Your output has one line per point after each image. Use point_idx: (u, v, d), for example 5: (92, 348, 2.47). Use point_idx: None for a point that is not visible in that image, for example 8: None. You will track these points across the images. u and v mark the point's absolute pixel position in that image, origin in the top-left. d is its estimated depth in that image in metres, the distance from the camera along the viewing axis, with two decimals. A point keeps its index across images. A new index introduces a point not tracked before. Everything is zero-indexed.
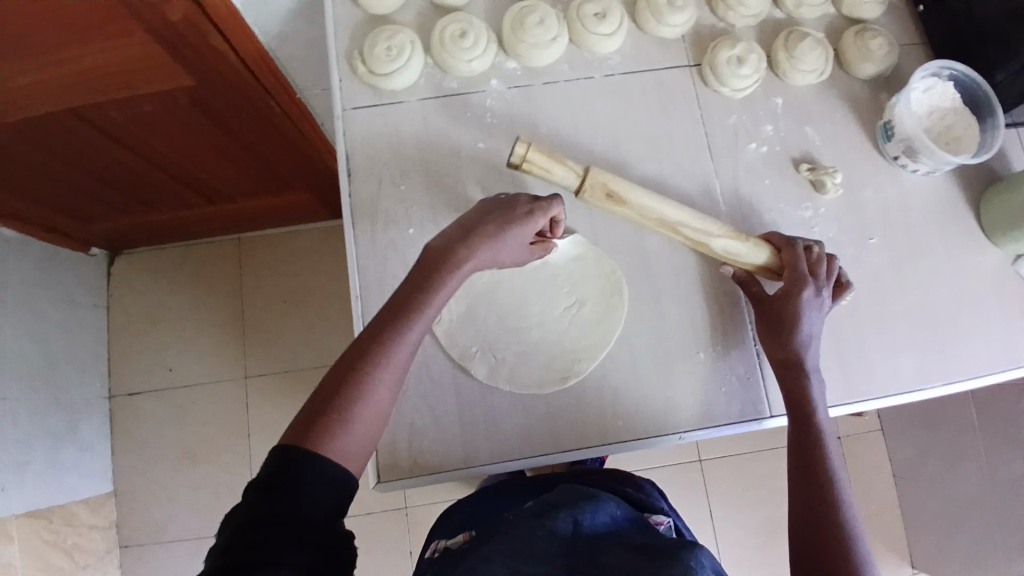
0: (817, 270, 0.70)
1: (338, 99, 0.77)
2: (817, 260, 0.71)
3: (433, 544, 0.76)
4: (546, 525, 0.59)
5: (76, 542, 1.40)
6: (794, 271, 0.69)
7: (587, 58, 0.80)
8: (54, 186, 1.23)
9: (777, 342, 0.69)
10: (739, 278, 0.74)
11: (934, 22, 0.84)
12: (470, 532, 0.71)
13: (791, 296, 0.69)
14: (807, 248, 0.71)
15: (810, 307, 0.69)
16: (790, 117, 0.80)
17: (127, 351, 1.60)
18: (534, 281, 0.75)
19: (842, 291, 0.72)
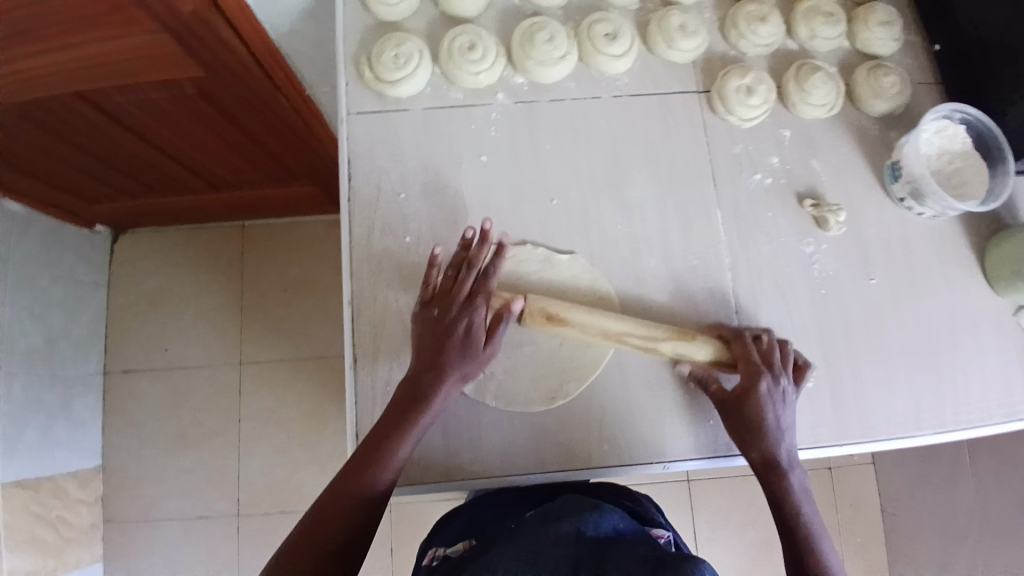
0: (771, 358, 0.69)
1: (343, 103, 0.77)
2: (768, 350, 0.70)
3: (428, 552, 0.74)
4: (550, 533, 0.58)
5: (62, 515, 1.40)
6: (746, 373, 0.68)
7: (596, 77, 0.79)
8: (61, 165, 1.23)
9: (749, 441, 0.68)
10: (697, 375, 0.71)
11: (948, 61, 0.83)
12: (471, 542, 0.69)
13: (749, 392, 0.67)
14: (756, 337, 0.71)
15: (771, 401, 0.68)
16: (797, 149, 0.80)
17: (125, 330, 1.61)
18: None
19: (805, 370, 0.71)
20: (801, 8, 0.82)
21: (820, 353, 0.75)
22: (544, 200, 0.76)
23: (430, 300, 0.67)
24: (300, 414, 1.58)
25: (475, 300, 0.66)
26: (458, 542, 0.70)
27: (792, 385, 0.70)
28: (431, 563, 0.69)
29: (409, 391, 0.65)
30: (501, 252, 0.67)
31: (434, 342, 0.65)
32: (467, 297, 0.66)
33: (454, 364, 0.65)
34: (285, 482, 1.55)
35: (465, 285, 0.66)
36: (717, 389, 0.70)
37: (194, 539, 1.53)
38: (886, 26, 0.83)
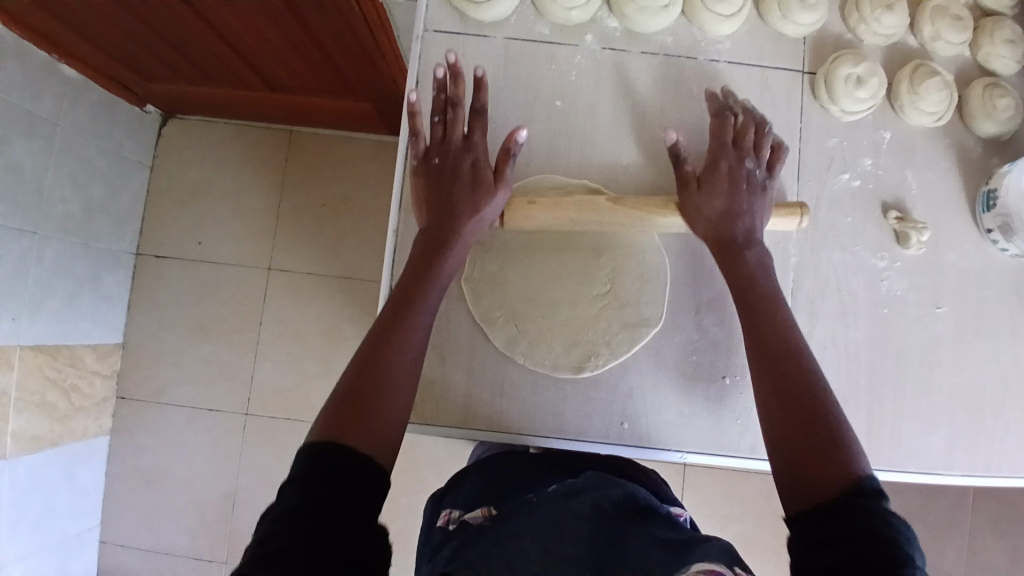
0: (743, 138, 0.66)
1: (421, 18, 0.72)
2: (746, 136, 0.67)
3: (443, 512, 0.73)
4: (574, 507, 0.59)
5: (75, 384, 1.45)
6: (720, 168, 0.65)
7: (695, 36, 0.72)
8: (122, 37, 1.21)
9: (727, 259, 0.64)
10: (676, 152, 0.66)
11: None
12: (489, 509, 0.65)
13: (720, 173, 0.65)
14: (736, 115, 0.68)
15: (749, 181, 0.65)
16: (894, 155, 0.73)
17: (162, 215, 1.62)
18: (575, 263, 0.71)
19: (781, 154, 0.67)
20: (930, 4, 0.74)
21: (867, 373, 0.71)
22: (612, 160, 0.71)
23: (431, 150, 0.66)
24: (317, 329, 1.60)
25: (472, 137, 0.67)
26: (476, 508, 0.65)
27: (769, 170, 0.67)
28: (448, 526, 0.68)
29: (431, 226, 0.65)
30: (483, 87, 0.66)
31: (439, 201, 0.65)
32: (466, 133, 0.66)
33: (469, 201, 0.64)
34: (292, 391, 1.58)
35: (456, 126, 0.66)
36: (689, 180, 0.65)
37: (198, 428, 1.58)
38: (1012, 44, 0.74)
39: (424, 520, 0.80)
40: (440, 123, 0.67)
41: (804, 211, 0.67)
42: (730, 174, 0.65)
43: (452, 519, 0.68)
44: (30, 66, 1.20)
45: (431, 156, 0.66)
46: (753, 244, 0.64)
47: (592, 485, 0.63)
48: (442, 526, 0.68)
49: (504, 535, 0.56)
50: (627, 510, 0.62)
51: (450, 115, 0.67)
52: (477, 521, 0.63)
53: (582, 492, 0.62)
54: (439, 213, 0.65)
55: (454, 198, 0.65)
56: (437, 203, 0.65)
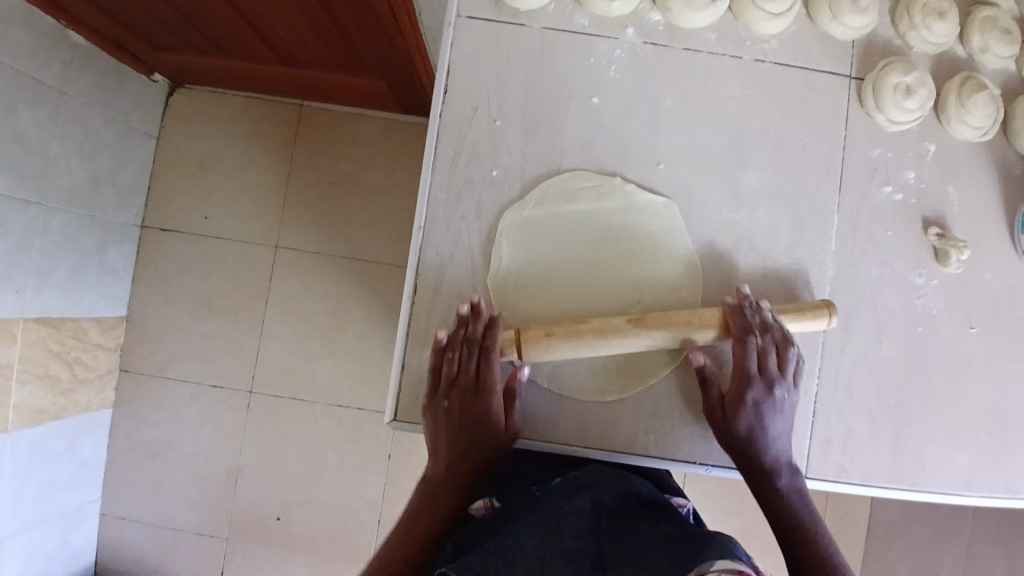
0: (766, 365, 0.63)
1: (455, 3, 0.69)
2: (762, 327, 0.63)
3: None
4: (574, 501, 0.58)
5: (79, 357, 1.43)
6: (740, 371, 0.63)
7: (740, 33, 0.69)
8: (131, 5, 1.16)
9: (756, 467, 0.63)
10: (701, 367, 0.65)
11: None
12: (492, 501, 0.68)
13: (732, 398, 0.63)
14: (763, 326, 0.63)
15: (766, 408, 0.63)
16: (937, 168, 0.71)
17: (168, 188, 1.59)
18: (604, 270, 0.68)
19: (796, 365, 0.63)
20: (980, 15, 0.71)
21: (896, 390, 0.70)
22: (649, 162, 0.69)
23: (447, 390, 0.64)
24: (322, 310, 1.58)
25: (480, 348, 0.63)
26: (478, 501, 0.69)
27: (791, 390, 0.64)
28: None
29: (459, 439, 0.64)
30: (493, 330, 0.63)
31: (461, 422, 0.64)
32: (474, 383, 0.63)
33: (484, 416, 0.63)
34: (297, 371, 1.57)
35: (468, 370, 0.64)
36: (703, 365, 0.64)
37: (202, 404, 1.57)
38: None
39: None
40: (453, 359, 0.64)
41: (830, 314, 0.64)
42: (743, 382, 0.63)
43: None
44: (38, 33, 1.16)
45: (437, 371, 0.64)
46: (767, 439, 0.63)
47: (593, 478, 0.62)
48: None
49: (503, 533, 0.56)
50: (629, 504, 0.61)
51: (461, 352, 0.64)
52: (480, 514, 0.66)
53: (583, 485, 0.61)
54: (444, 424, 0.64)
55: (453, 420, 0.64)
56: (458, 414, 0.64)
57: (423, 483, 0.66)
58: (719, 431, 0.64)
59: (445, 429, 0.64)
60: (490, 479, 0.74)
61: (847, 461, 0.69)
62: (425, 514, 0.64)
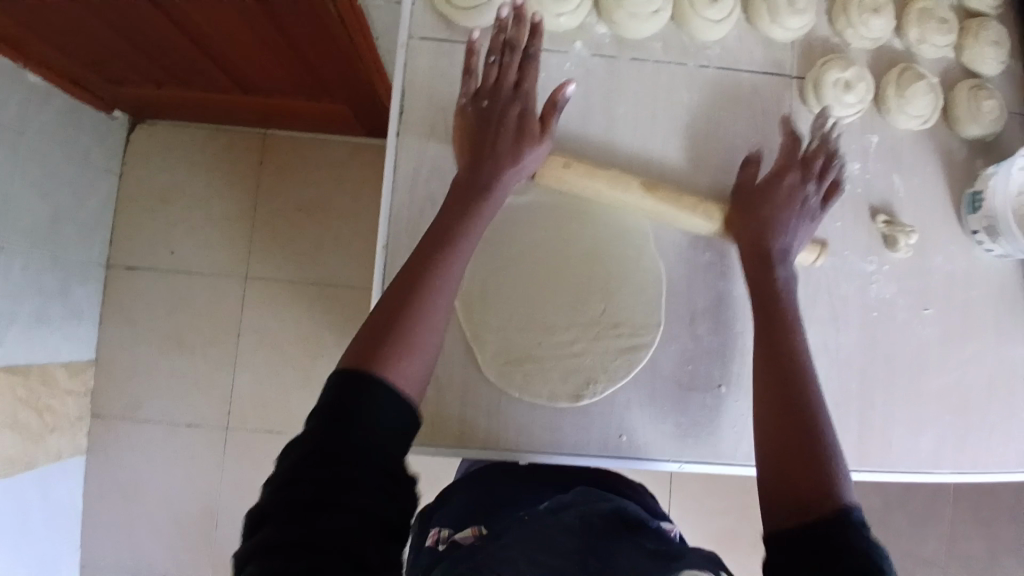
0: (812, 162, 0.68)
1: (406, 25, 0.70)
2: (816, 153, 0.68)
3: (432, 532, 0.72)
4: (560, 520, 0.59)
5: (48, 402, 1.39)
6: (784, 160, 0.68)
7: (684, 42, 0.72)
8: (86, 40, 1.16)
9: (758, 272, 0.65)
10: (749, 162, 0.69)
11: None
12: (479, 529, 0.66)
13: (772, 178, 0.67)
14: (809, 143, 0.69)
15: (797, 210, 0.67)
16: (881, 161, 0.73)
17: (132, 225, 1.57)
18: (567, 280, 0.69)
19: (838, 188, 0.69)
20: (916, 7, 0.74)
21: (859, 377, 0.72)
22: (605, 169, 0.71)
23: (481, 94, 0.65)
24: (298, 338, 1.57)
25: (519, 98, 0.65)
26: (467, 528, 0.67)
27: (823, 197, 0.68)
28: (436, 547, 0.67)
29: (478, 159, 0.63)
30: (539, 33, 0.65)
31: (481, 129, 0.64)
32: (516, 82, 0.65)
33: (502, 168, 0.63)
34: (275, 401, 1.55)
35: (511, 72, 0.65)
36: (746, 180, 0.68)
37: (176, 443, 1.54)
38: (996, 46, 0.75)
39: (413, 541, 0.78)
40: (480, 104, 0.65)
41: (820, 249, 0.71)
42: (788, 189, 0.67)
43: (442, 539, 0.68)
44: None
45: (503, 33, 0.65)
46: (784, 234, 0.66)
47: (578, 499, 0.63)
48: (430, 547, 0.68)
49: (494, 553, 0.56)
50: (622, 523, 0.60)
51: (503, 62, 0.65)
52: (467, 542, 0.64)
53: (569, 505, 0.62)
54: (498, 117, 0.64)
55: (505, 125, 0.64)
56: (492, 121, 0.64)
57: (412, 271, 0.58)
58: (747, 254, 0.66)
59: (470, 159, 0.64)
60: (478, 505, 0.73)
61: None
62: (422, 328, 0.55)
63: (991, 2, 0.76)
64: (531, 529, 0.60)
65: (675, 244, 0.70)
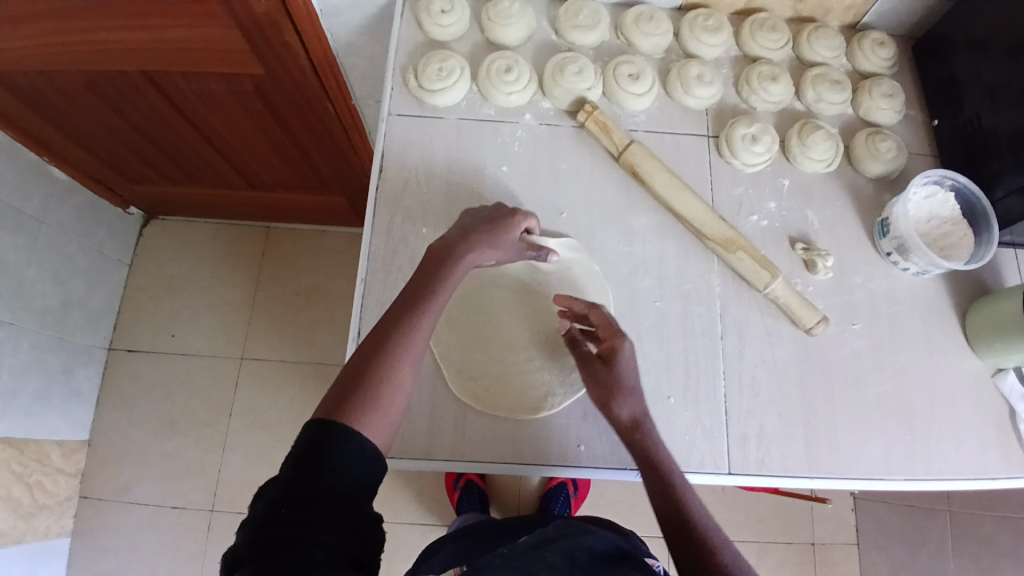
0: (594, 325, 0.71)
1: (386, 105, 0.85)
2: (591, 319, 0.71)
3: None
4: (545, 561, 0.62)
5: (39, 481, 1.41)
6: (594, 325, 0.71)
7: (616, 111, 0.86)
8: (112, 140, 1.33)
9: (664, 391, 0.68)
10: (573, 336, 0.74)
11: (946, 134, 0.89)
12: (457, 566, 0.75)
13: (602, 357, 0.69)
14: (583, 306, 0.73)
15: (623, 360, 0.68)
16: (794, 200, 0.84)
17: (137, 312, 1.67)
18: (530, 311, 0.78)
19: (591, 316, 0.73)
20: (810, 75, 0.89)
21: (798, 387, 0.78)
22: (554, 212, 0.82)
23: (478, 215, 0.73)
24: (290, 416, 1.60)
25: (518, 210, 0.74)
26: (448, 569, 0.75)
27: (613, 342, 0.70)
28: None
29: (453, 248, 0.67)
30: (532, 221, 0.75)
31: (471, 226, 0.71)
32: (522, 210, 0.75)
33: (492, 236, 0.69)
34: (263, 480, 1.55)
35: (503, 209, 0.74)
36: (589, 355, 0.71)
37: (161, 528, 1.52)
38: (888, 98, 0.88)
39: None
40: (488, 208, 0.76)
41: (823, 318, 0.78)
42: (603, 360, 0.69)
43: None
44: (21, 166, 1.32)
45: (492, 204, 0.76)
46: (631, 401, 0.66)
47: (562, 532, 0.65)
48: None
49: None
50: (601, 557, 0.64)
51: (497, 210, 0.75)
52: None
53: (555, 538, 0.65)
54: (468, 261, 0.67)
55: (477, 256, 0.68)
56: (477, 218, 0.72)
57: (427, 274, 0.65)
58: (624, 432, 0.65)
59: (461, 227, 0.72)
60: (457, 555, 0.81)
61: (765, 456, 0.75)
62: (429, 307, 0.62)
63: (879, 64, 0.91)
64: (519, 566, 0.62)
65: (619, 272, 0.80)
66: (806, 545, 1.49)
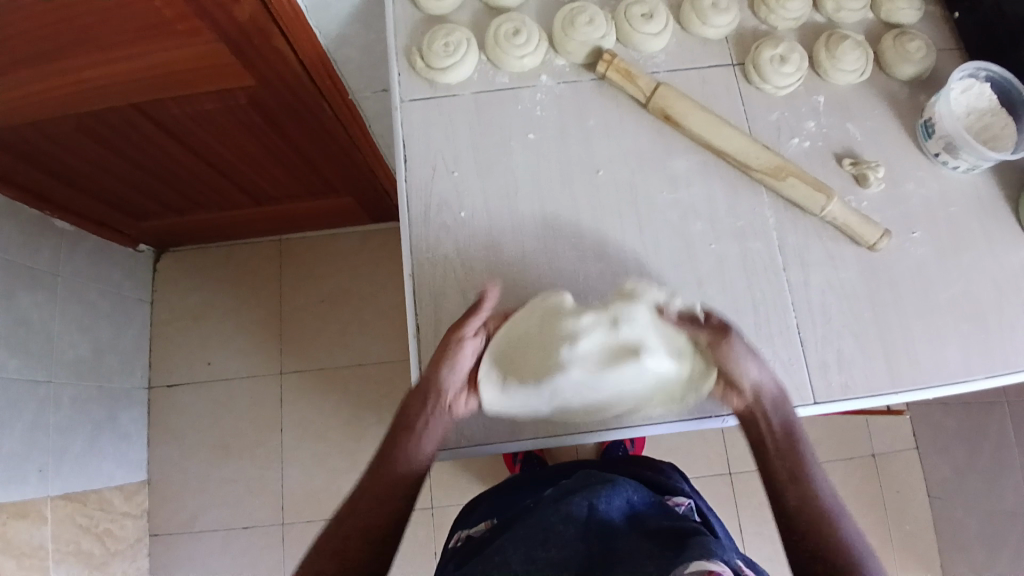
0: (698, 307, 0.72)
1: (397, 91, 0.82)
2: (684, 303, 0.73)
3: (456, 535, 0.90)
4: (562, 511, 0.68)
5: (108, 529, 1.43)
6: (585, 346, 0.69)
7: (634, 55, 0.83)
8: (111, 180, 1.31)
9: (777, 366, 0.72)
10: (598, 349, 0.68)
11: (967, 26, 0.85)
12: (491, 522, 0.83)
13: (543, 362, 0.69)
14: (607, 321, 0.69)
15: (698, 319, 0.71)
16: (831, 115, 0.81)
17: (168, 346, 1.66)
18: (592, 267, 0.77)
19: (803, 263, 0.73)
20: None
21: (867, 304, 0.76)
22: (590, 171, 0.80)
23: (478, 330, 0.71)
24: (340, 423, 1.61)
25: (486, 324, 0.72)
26: (482, 523, 0.85)
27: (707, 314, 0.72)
28: (457, 543, 0.87)
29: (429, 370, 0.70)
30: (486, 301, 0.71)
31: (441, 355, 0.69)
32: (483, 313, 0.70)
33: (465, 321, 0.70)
34: (326, 489, 1.57)
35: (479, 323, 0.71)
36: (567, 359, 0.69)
37: (236, 550, 1.54)
38: None
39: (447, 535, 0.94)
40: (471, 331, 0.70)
41: (886, 232, 0.76)
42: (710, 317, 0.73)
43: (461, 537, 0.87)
44: (25, 224, 1.30)
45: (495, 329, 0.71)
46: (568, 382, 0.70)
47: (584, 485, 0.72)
48: (454, 543, 0.87)
49: (498, 551, 0.67)
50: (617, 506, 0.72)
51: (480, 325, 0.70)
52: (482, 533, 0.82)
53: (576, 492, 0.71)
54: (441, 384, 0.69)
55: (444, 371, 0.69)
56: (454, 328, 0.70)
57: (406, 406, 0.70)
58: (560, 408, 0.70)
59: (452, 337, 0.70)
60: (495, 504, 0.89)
61: (848, 379, 0.74)
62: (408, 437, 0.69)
63: None
64: (538, 521, 0.69)
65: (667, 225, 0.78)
66: (868, 458, 1.55)
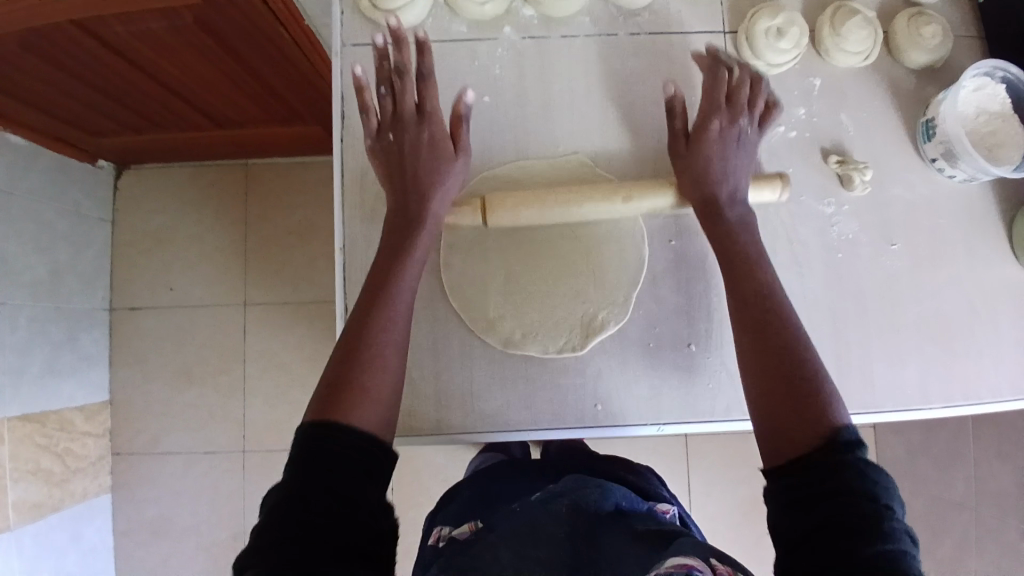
0: (737, 94, 0.67)
1: (339, 33, 0.72)
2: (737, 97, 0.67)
3: (436, 531, 0.71)
4: (550, 511, 0.60)
5: (68, 448, 1.45)
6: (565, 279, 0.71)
7: (612, 11, 0.73)
8: (59, 97, 1.20)
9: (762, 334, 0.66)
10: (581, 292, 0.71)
11: (992, 10, 0.74)
12: (476, 523, 0.65)
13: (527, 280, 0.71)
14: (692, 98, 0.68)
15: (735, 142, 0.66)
16: (825, 102, 0.73)
17: (128, 269, 1.60)
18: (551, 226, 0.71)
19: (773, 109, 0.68)
20: None
21: (830, 318, 0.71)
22: (549, 145, 0.72)
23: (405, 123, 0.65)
24: (303, 358, 1.60)
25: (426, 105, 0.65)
26: (465, 523, 0.66)
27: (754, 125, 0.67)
28: (437, 544, 0.68)
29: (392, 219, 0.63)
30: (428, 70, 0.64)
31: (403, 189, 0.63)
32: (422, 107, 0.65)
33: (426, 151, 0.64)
34: (287, 423, 1.58)
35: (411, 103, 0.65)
36: (552, 283, 0.71)
37: (198, 473, 1.57)
38: None
39: (422, 535, 0.78)
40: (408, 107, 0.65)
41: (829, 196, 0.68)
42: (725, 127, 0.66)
43: (442, 536, 0.68)
44: None
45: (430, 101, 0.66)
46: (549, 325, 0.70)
47: (570, 488, 0.64)
48: (431, 545, 0.69)
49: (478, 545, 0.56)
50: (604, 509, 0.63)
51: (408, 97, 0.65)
52: (464, 536, 0.64)
53: (562, 495, 0.63)
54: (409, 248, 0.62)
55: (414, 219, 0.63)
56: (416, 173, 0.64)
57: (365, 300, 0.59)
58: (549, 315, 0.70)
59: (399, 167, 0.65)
60: (479, 498, 0.72)
61: None
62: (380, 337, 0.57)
63: None
64: (521, 514, 0.60)
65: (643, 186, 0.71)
66: None
